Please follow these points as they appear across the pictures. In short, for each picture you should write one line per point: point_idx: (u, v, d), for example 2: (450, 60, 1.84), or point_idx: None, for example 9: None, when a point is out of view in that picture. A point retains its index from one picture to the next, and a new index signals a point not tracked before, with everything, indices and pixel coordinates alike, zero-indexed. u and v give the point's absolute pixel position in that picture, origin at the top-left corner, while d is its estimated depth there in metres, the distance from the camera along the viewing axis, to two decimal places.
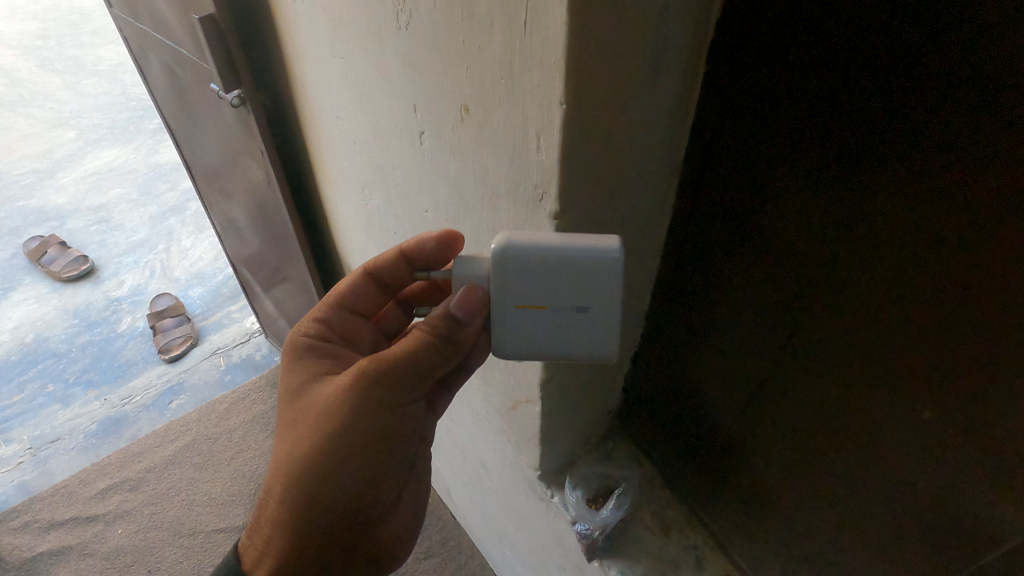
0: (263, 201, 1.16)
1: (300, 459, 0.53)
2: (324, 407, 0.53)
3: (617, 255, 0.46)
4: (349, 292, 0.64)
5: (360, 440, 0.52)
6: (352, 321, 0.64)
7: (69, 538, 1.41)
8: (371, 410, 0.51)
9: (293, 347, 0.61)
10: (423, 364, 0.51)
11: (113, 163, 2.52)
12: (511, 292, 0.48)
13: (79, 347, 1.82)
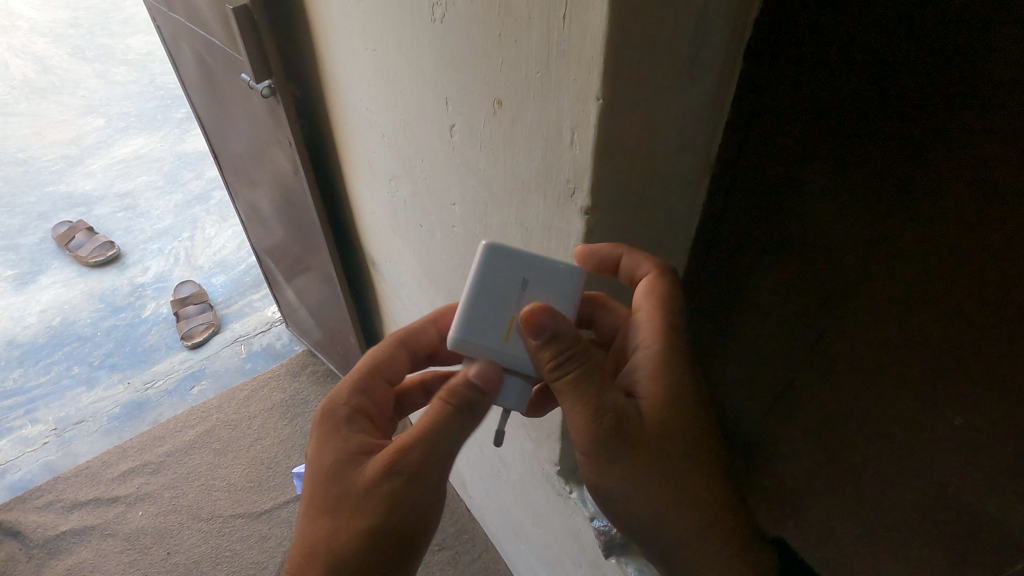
0: (289, 192, 1.17)
1: (341, 533, 0.49)
2: (364, 498, 0.49)
3: (484, 243, 0.52)
4: (384, 360, 0.61)
5: (399, 514, 0.49)
6: (386, 390, 0.61)
7: (91, 518, 1.43)
8: (413, 483, 0.49)
9: (332, 415, 0.56)
10: (449, 438, 0.50)
11: (140, 151, 2.55)
12: (493, 343, 0.51)
13: (104, 332, 1.85)
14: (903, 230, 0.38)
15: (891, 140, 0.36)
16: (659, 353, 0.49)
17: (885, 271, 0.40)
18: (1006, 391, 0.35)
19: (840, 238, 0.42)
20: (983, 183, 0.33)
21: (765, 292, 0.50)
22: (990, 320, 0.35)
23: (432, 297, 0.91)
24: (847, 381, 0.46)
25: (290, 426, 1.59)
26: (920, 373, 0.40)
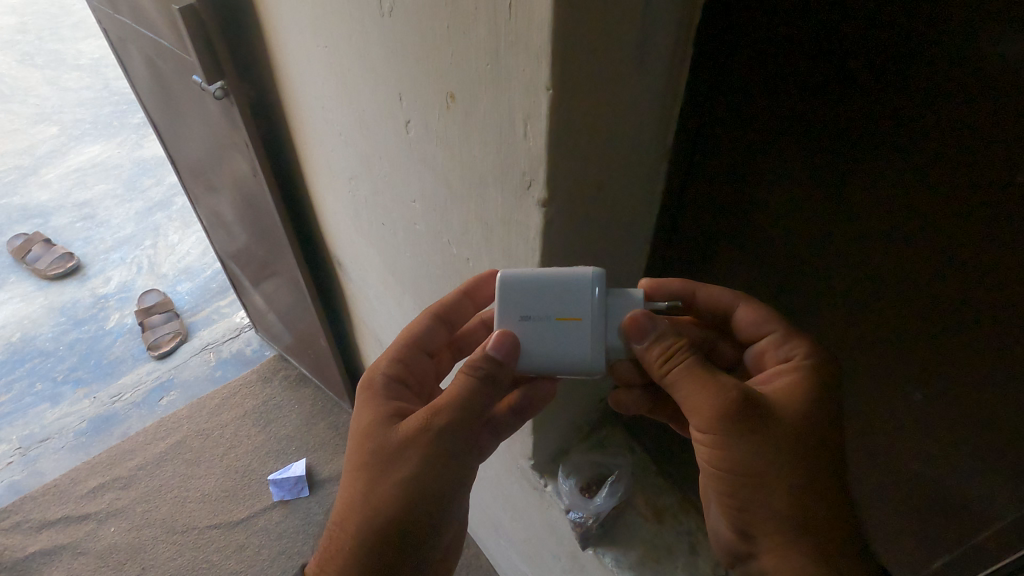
0: (250, 195, 1.15)
1: (370, 486, 0.49)
2: (381, 462, 0.49)
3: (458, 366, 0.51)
4: (420, 337, 0.60)
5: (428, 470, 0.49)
6: (425, 364, 0.60)
7: (61, 537, 1.40)
8: (442, 439, 0.49)
9: (370, 382, 0.56)
10: (474, 399, 0.49)
11: (97, 159, 2.48)
12: (577, 335, 0.49)
13: (66, 346, 1.80)
14: (885, 200, 0.39)
15: (853, 111, 0.38)
16: (801, 365, 0.47)
17: (875, 240, 0.41)
18: (990, 331, 0.37)
19: (828, 210, 0.43)
20: (939, 150, 0.34)
21: (774, 261, 0.52)
22: (978, 280, 0.36)
23: (400, 296, 0.90)
24: (856, 343, 0.48)
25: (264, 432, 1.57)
26: (919, 333, 0.42)
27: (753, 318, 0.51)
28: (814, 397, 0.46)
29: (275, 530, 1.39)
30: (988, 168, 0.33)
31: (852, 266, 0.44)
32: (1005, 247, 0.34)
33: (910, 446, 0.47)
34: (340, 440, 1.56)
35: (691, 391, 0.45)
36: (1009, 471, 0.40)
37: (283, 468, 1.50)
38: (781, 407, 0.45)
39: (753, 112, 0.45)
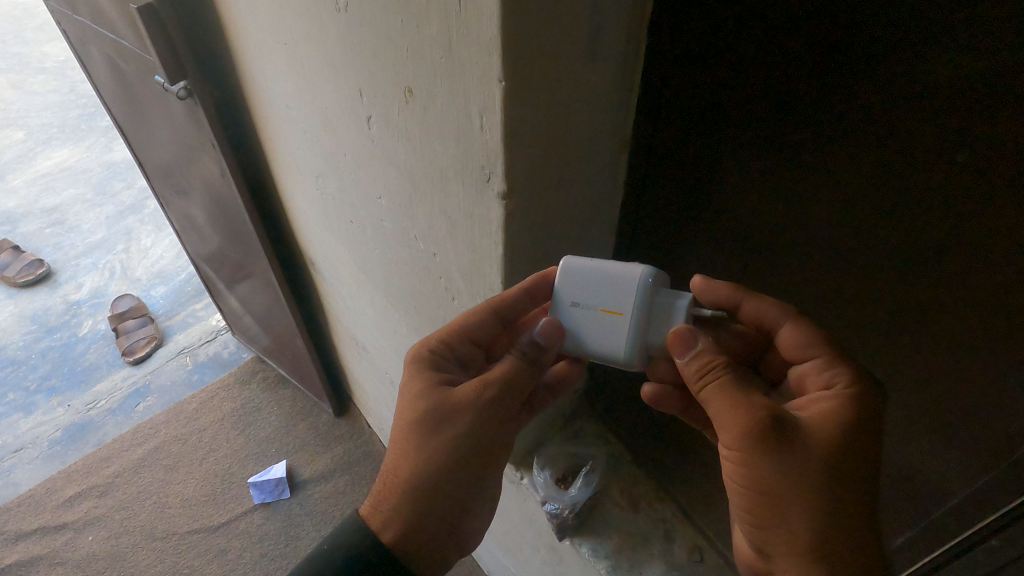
0: (219, 197, 1.14)
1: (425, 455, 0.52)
2: (436, 437, 0.52)
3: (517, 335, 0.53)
4: (475, 324, 0.55)
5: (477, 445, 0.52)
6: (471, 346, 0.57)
7: (37, 548, 1.38)
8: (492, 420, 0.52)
9: (418, 357, 0.56)
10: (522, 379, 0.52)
11: (65, 163, 2.44)
12: (617, 326, 0.48)
13: (39, 354, 1.77)
14: (845, 179, 0.40)
15: (810, 91, 0.39)
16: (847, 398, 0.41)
17: (842, 215, 0.42)
18: (959, 296, 0.38)
19: (792, 192, 0.44)
20: (899, 124, 0.35)
21: (736, 249, 0.53)
22: (938, 251, 0.37)
23: (372, 294, 0.89)
24: (826, 320, 0.49)
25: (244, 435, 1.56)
26: (886, 305, 0.43)
27: (797, 338, 0.45)
28: (854, 425, 0.41)
29: (256, 533, 1.38)
30: (943, 142, 0.34)
31: (822, 243, 0.45)
32: (967, 213, 0.35)
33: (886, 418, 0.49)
34: (321, 440, 1.56)
35: (722, 409, 0.42)
36: (977, 427, 0.42)
37: (263, 470, 1.49)
38: (816, 434, 0.41)
39: (714, 98, 0.46)
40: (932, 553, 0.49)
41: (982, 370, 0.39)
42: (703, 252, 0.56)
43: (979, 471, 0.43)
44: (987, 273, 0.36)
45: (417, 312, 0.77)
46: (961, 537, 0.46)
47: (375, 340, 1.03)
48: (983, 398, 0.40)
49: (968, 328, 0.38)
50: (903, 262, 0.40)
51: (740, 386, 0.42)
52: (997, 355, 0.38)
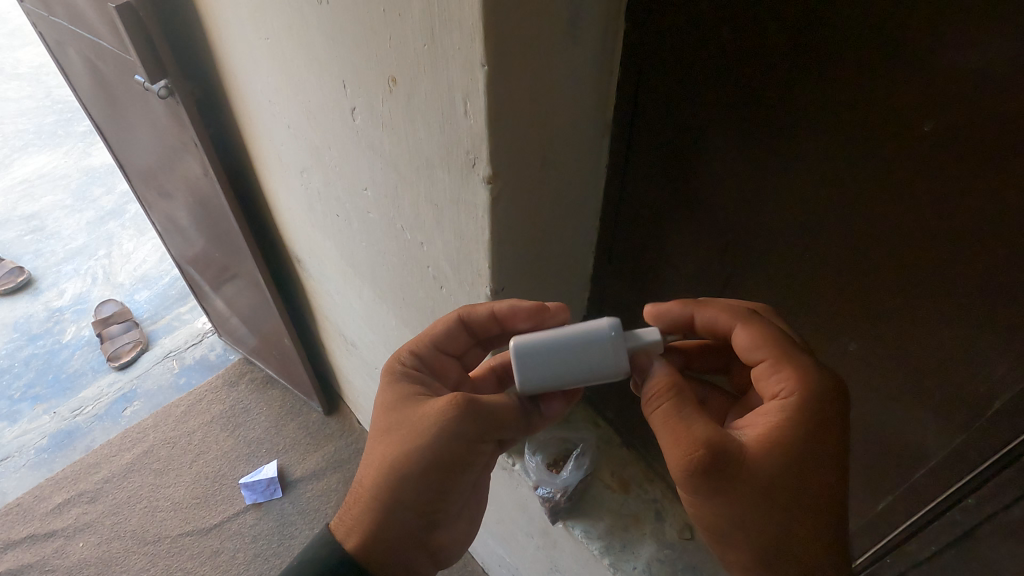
0: (202, 197, 1.14)
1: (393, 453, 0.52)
2: (411, 433, 0.51)
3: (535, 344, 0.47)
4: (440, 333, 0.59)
5: (443, 449, 0.51)
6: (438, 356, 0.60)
7: (27, 556, 1.37)
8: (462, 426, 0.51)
9: (389, 372, 0.57)
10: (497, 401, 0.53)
11: (42, 169, 2.42)
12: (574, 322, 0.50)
13: (22, 362, 1.75)
14: (820, 154, 0.41)
15: (784, 70, 0.40)
16: (791, 406, 0.42)
17: (816, 195, 0.43)
18: (929, 266, 0.39)
19: (766, 169, 0.46)
20: (872, 99, 0.36)
21: (711, 231, 0.54)
22: (911, 221, 0.39)
23: (359, 288, 0.90)
24: (799, 297, 0.50)
25: (234, 437, 1.56)
26: (858, 280, 0.44)
27: (748, 341, 0.45)
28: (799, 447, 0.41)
29: (249, 533, 1.38)
30: (910, 116, 0.35)
31: (794, 222, 0.46)
32: (936, 185, 0.36)
33: (864, 391, 0.50)
34: (311, 439, 1.56)
35: (671, 442, 0.42)
36: (952, 394, 0.43)
37: (254, 471, 1.49)
38: (763, 466, 0.41)
39: (689, 84, 0.47)
40: (912, 515, 0.52)
41: (954, 335, 0.41)
42: (678, 237, 0.58)
43: (951, 434, 0.45)
44: (956, 238, 0.37)
45: (405, 303, 0.78)
46: (939, 498, 0.48)
47: (363, 336, 1.04)
48: (960, 368, 0.42)
49: (941, 294, 0.40)
50: (876, 236, 0.41)
51: (685, 417, 0.42)
52: (967, 319, 0.39)
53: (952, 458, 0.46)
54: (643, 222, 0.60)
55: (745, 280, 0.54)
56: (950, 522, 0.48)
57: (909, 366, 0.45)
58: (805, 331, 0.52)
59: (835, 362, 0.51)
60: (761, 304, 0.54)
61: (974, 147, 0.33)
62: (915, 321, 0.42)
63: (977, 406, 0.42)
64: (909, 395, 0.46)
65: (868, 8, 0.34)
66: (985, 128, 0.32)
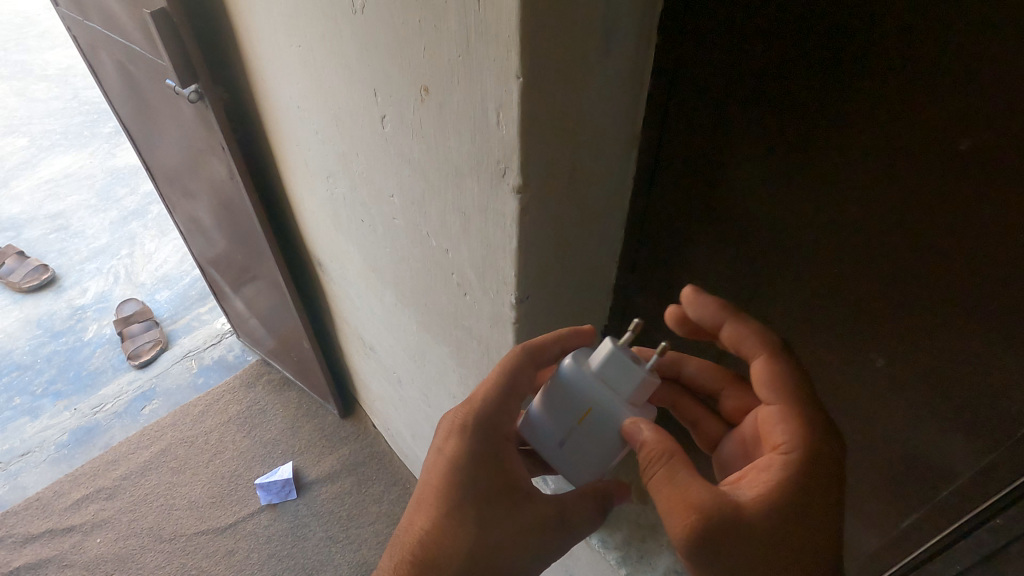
0: (227, 200, 1.15)
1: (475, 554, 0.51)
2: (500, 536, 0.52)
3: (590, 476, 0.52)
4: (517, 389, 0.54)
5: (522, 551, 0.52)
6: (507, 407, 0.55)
7: (46, 550, 1.39)
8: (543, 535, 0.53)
9: (470, 448, 0.53)
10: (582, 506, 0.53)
11: (68, 169, 2.46)
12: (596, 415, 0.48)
13: (44, 359, 1.78)
14: (850, 171, 0.41)
15: (817, 89, 0.40)
16: (795, 463, 0.44)
17: (847, 211, 0.43)
18: (964, 283, 0.39)
19: (793, 184, 0.46)
20: (907, 117, 0.37)
21: (737, 245, 0.54)
22: (941, 240, 0.39)
23: (381, 293, 0.91)
24: (824, 313, 0.50)
25: (251, 437, 1.57)
26: (886, 296, 0.44)
27: (770, 375, 0.47)
28: (793, 509, 0.42)
29: (264, 533, 1.42)
30: (945, 135, 0.35)
31: (823, 239, 0.46)
32: (971, 204, 0.36)
33: (892, 408, 0.50)
34: (326, 441, 1.57)
35: (667, 505, 0.42)
36: (983, 410, 0.43)
37: (270, 471, 1.51)
38: (773, 515, 0.42)
39: (719, 101, 0.47)
40: (938, 533, 0.51)
41: (982, 354, 0.41)
42: (702, 250, 0.58)
43: (981, 451, 0.45)
44: (986, 258, 0.37)
45: (427, 309, 0.79)
46: (967, 516, 0.48)
47: (382, 340, 1.05)
48: (994, 385, 0.41)
49: (968, 315, 0.40)
50: (908, 254, 0.41)
51: (682, 481, 0.42)
52: (1000, 337, 0.39)
53: (985, 476, 0.45)
54: (667, 234, 0.60)
55: (770, 295, 0.54)
56: (973, 543, 0.48)
57: (942, 384, 0.44)
58: (833, 347, 0.51)
59: (862, 376, 0.51)
60: (789, 318, 0.54)
61: (1006, 166, 0.34)
62: (947, 338, 0.42)
63: (1009, 424, 0.42)
64: (939, 415, 0.46)
65: (902, 28, 0.34)
66: (1017, 150, 0.33)
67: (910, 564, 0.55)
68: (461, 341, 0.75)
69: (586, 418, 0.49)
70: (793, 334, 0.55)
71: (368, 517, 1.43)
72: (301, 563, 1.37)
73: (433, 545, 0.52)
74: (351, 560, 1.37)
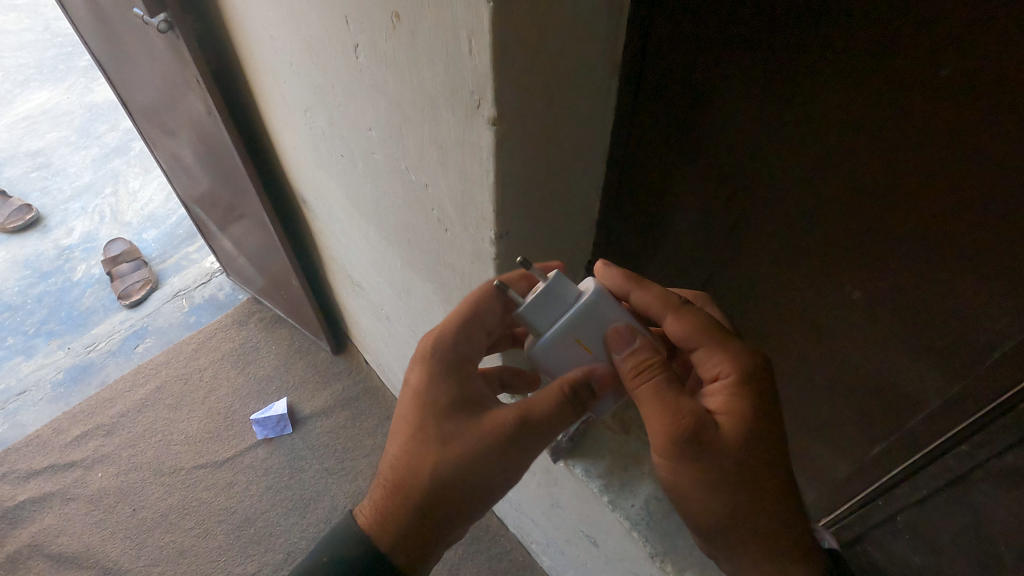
0: (207, 136, 1.12)
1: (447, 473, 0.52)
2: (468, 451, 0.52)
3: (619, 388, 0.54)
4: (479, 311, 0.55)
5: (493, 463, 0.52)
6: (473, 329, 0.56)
7: (49, 485, 1.44)
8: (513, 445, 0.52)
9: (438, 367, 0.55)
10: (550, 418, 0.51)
11: (45, 105, 2.39)
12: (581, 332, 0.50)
13: (34, 299, 1.78)
14: (829, 102, 0.40)
15: (796, 15, 0.38)
16: (732, 384, 0.49)
17: (825, 144, 0.42)
18: (942, 214, 0.39)
19: (773, 115, 0.45)
20: (885, 44, 0.35)
21: (718, 179, 0.53)
22: (922, 171, 0.38)
23: (365, 230, 0.90)
24: (803, 247, 0.50)
25: (245, 374, 1.59)
26: (864, 228, 0.44)
27: (683, 329, 0.52)
28: (752, 418, 0.48)
29: (261, 467, 1.46)
30: (925, 63, 0.34)
31: (802, 171, 0.46)
32: (949, 133, 0.35)
33: (866, 339, 0.50)
34: (320, 377, 1.59)
35: (654, 420, 0.48)
36: (956, 339, 0.43)
37: (265, 407, 1.53)
38: (726, 436, 0.47)
39: (699, 28, 0.45)
40: (908, 458, 0.53)
41: (958, 284, 0.41)
42: (684, 184, 0.57)
43: (952, 380, 0.46)
44: (962, 188, 0.37)
45: (411, 245, 0.78)
46: (937, 441, 0.49)
47: (369, 277, 1.05)
48: (967, 313, 0.41)
49: (946, 247, 0.40)
50: (886, 185, 0.40)
51: (667, 391, 0.48)
52: (976, 267, 0.39)
53: (956, 404, 0.46)
54: (650, 167, 0.59)
55: (752, 229, 0.54)
56: (940, 469, 0.49)
57: (917, 315, 0.45)
58: (813, 280, 0.52)
59: (838, 309, 0.51)
60: (768, 253, 0.54)
61: (988, 94, 0.32)
62: (922, 269, 0.42)
63: (982, 351, 0.42)
64: (913, 344, 0.47)
65: None
66: (998, 78, 0.32)
67: (882, 488, 0.57)
68: (443, 277, 0.75)
69: (588, 345, 0.51)
70: (774, 268, 0.55)
71: (363, 450, 1.47)
72: (299, 494, 1.42)
73: (407, 475, 0.54)
74: (347, 491, 1.41)
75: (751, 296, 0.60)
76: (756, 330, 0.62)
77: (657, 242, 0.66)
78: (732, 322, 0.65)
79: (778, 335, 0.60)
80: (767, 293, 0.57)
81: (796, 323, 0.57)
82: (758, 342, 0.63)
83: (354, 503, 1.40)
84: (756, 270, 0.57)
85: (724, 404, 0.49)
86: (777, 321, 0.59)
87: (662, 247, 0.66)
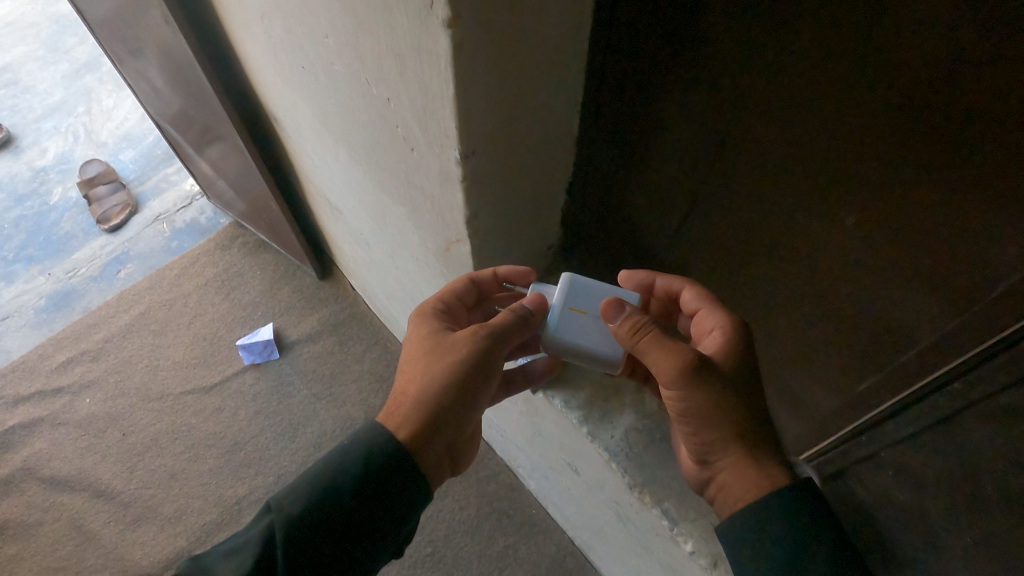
0: (169, 49, 1.04)
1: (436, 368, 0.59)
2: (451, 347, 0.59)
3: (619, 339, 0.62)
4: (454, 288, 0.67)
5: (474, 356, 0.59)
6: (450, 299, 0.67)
7: (38, 410, 1.44)
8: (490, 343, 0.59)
9: (422, 313, 0.65)
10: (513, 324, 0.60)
11: (8, 17, 2.25)
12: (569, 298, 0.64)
13: (11, 224, 1.73)
14: None
15: None
16: (725, 331, 0.54)
17: (839, 38, 0.37)
18: (968, 116, 0.34)
19: (781, 8, 0.39)
20: None
21: (716, 85, 0.49)
22: (949, 67, 0.33)
23: (334, 149, 0.84)
24: (803, 162, 0.46)
25: (230, 300, 1.56)
26: (876, 136, 0.40)
27: (693, 295, 0.59)
28: (739, 365, 0.53)
29: (249, 392, 1.45)
30: None
31: (809, 72, 0.41)
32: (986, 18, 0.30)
33: (861, 267, 0.47)
34: (305, 303, 1.56)
35: (658, 357, 0.52)
36: (964, 262, 0.40)
37: (251, 333, 1.51)
38: (711, 357, 0.52)
39: None
40: (896, 394, 0.50)
41: (977, 198, 0.37)
42: (680, 88, 0.52)
43: (953, 311, 0.42)
44: (995, 85, 0.32)
45: (380, 165, 0.73)
46: (930, 378, 0.46)
47: (345, 200, 1.00)
48: (982, 231, 0.38)
49: (969, 153, 0.35)
50: (905, 84, 0.36)
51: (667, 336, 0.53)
52: (1000, 176, 0.35)
53: (954, 337, 0.43)
54: (645, 71, 0.55)
55: (751, 136, 0.48)
56: (934, 404, 0.46)
57: (925, 235, 0.41)
58: (810, 200, 0.48)
59: (835, 232, 0.47)
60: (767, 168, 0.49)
61: None
62: (938, 181, 0.38)
63: (991, 277, 0.39)
64: (914, 270, 0.43)
65: None
66: None
67: (868, 423, 0.54)
68: (414, 199, 0.70)
69: (577, 309, 0.63)
70: (771, 181, 0.50)
71: (351, 375, 1.46)
72: (288, 419, 1.42)
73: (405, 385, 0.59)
74: (336, 416, 1.42)
75: (744, 217, 0.55)
76: (747, 253, 0.58)
77: (654, 152, 0.62)
78: (724, 244, 0.61)
79: (769, 260, 0.56)
80: (760, 213, 0.53)
81: (786, 249, 0.53)
82: (750, 269, 0.59)
83: (343, 428, 1.41)
84: (752, 184, 0.52)
85: (719, 349, 0.54)
86: (766, 248, 0.55)
87: (655, 159, 0.61)
